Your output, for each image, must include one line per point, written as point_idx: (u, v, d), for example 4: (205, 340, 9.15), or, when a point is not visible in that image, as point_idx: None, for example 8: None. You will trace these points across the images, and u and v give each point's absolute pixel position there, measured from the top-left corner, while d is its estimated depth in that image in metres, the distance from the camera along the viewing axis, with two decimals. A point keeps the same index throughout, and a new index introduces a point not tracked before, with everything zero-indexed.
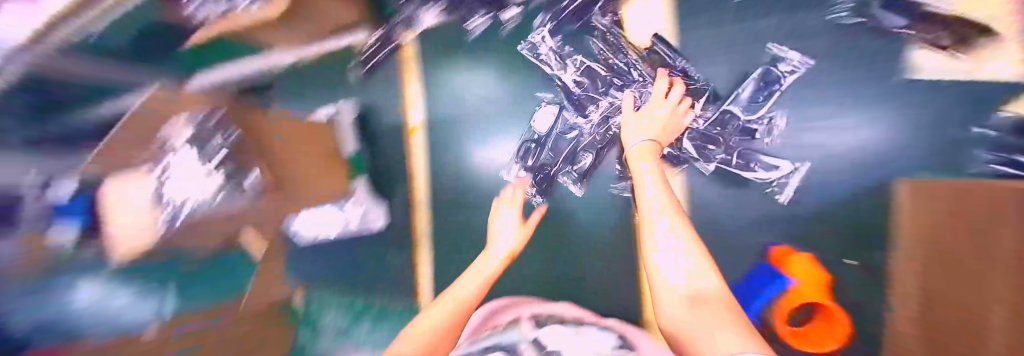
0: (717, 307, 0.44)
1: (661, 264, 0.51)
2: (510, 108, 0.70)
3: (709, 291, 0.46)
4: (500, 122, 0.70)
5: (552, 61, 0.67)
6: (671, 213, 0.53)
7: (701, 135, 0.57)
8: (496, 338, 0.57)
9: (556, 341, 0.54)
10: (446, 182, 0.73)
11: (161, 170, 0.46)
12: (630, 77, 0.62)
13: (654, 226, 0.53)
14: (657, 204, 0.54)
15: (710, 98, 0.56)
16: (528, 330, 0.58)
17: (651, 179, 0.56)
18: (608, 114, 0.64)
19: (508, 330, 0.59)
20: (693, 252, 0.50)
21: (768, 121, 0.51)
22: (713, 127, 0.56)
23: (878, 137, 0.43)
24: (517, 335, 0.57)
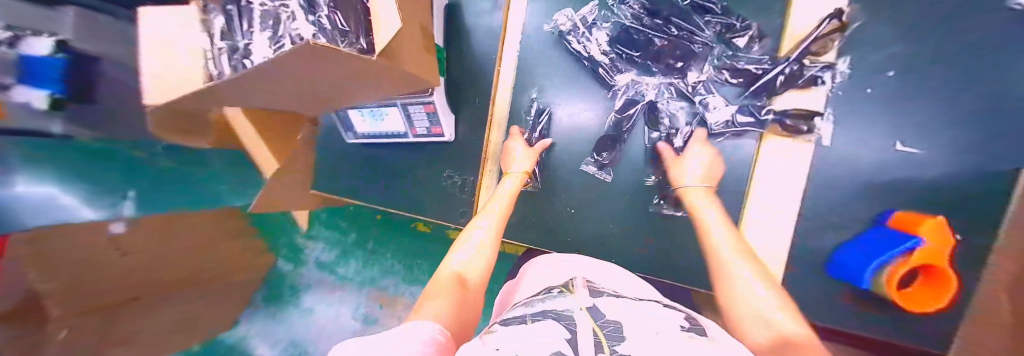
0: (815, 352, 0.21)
1: (729, 288, 0.32)
2: (577, 43, 0.54)
3: (794, 336, 0.24)
4: (567, 64, 0.56)
5: (581, 26, 0.54)
6: (744, 248, 0.35)
7: (761, 103, 0.46)
8: (543, 304, 0.26)
9: (610, 308, 0.24)
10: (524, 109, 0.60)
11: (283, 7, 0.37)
12: (690, 45, 0.48)
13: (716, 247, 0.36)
14: (714, 220, 0.40)
15: (766, 49, 0.45)
16: (586, 296, 0.28)
17: (712, 211, 0.41)
18: (645, 87, 0.52)
19: (561, 295, 0.29)
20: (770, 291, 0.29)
21: (825, 68, 0.43)
22: (758, 85, 0.46)
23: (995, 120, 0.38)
24: (571, 300, 0.26)
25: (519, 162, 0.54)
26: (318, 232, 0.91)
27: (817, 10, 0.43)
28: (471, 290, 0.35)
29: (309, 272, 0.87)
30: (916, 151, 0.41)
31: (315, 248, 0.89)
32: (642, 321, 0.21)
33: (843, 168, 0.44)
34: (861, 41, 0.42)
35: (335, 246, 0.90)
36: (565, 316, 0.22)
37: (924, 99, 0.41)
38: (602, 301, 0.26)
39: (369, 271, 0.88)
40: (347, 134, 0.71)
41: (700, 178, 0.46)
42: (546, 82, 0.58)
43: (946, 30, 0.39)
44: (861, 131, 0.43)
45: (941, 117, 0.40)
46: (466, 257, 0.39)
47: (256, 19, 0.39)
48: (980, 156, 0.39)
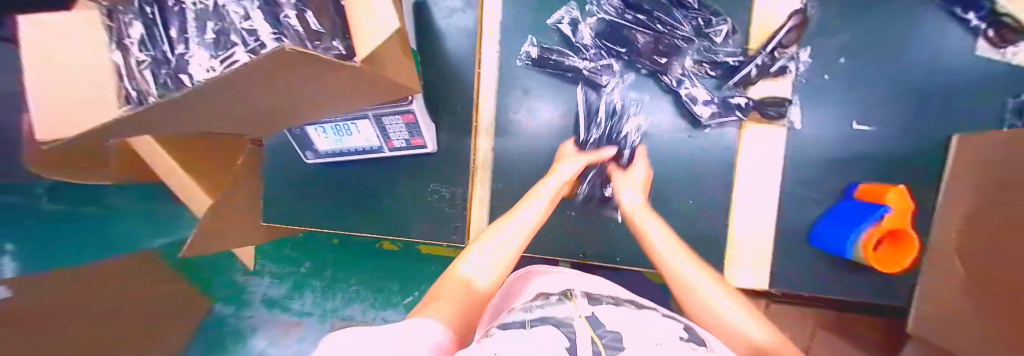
0: None
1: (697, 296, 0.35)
2: (560, 45, 0.54)
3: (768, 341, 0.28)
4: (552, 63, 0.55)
5: (564, 26, 0.53)
6: (690, 256, 0.40)
7: (739, 93, 0.49)
8: (543, 310, 0.26)
9: (612, 316, 0.26)
10: (510, 112, 0.57)
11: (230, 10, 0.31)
12: (672, 41, 0.49)
13: (676, 263, 0.38)
14: (658, 230, 0.43)
15: (740, 43, 0.48)
16: (584, 304, 0.28)
17: (655, 219, 0.44)
18: (631, 83, 0.53)
19: (559, 301, 0.29)
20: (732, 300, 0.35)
21: (791, 59, 0.47)
22: (731, 76, 0.49)
23: (917, 98, 0.46)
24: (571, 308, 0.27)
25: (570, 164, 0.50)
26: (263, 265, 0.80)
27: (777, 10, 0.47)
28: (475, 306, 0.30)
29: (256, 313, 0.76)
30: (867, 128, 0.47)
31: (261, 285, 0.78)
32: (641, 330, 0.23)
33: (811, 149, 0.49)
34: (817, 33, 0.47)
35: (286, 278, 0.80)
36: (567, 326, 0.23)
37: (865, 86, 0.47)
38: (602, 310, 0.27)
39: (331, 301, 0.78)
40: (307, 154, 0.62)
41: (638, 192, 0.48)
42: (531, 83, 0.56)
43: (877, 24, 0.46)
44: (822, 114, 0.48)
45: (876, 100, 0.47)
46: (478, 261, 0.36)
47: (190, 23, 0.32)
48: (907, 128, 0.47)
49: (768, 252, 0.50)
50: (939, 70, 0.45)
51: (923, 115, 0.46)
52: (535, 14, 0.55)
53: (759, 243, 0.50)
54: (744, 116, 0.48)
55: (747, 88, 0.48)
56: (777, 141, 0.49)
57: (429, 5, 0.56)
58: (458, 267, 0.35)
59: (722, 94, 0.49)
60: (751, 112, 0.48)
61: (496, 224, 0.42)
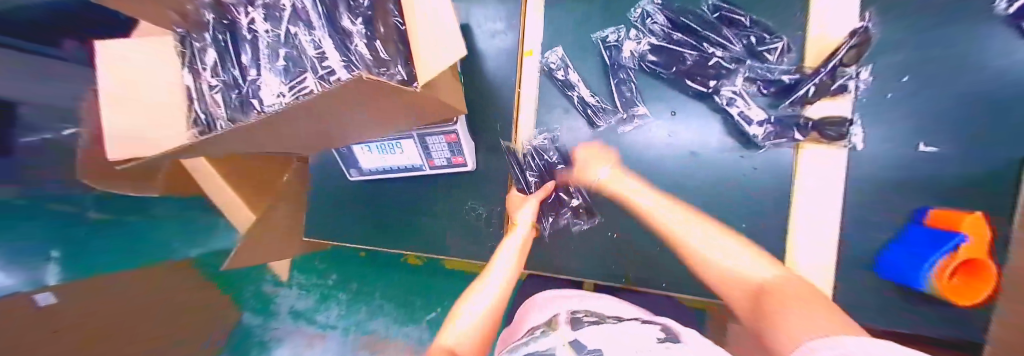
0: (781, 289, 0.32)
1: (707, 246, 0.42)
2: (602, 64, 0.54)
3: (766, 279, 0.35)
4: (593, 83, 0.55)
5: (606, 46, 0.54)
6: (683, 209, 0.47)
7: (796, 111, 0.47)
8: (529, 347, 0.26)
9: (594, 336, 0.25)
10: (551, 130, 0.57)
11: (309, 43, 0.32)
12: (718, 60, 0.49)
13: (689, 234, 0.44)
14: (649, 197, 0.49)
15: (794, 60, 0.47)
16: (568, 329, 0.28)
17: (645, 188, 0.51)
18: (676, 101, 0.52)
19: (545, 334, 0.29)
20: (756, 261, 0.39)
21: (851, 77, 0.45)
22: (785, 94, 0.48)
23: (1012, 116, 0.41)
24: (556, 337, 0.27)
25: (523, 212, 0.51)
26: (293, 276, 0.83)
27: (835, 27, 0.45)
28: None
29: (281, 325, 0.80)
30: (943, 149, 0.43)
31: (288, 297, 0.82)
32: (620, 341, 0.23)
33: (878, 172, 0.46)
34: (879, 50, 0.45)
35: (313, 290, 0.83)
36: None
37: (941, 105, 0.43)
38: (585, 331, 0.27)
39: (355, 315, 0.80)
40: (350, 171, 0.63)
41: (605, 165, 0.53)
42: (571, 102, 0.56)
43: (958, 37, 0.42)
44: (890, 135, 0.45)
45: (957, 122, 0.43)
46: (463, 326, 0.36)
47: (262, 50, 0.34)
48: (1003, 150, 0.41)
49: (829, 279, 0.47)
50: None
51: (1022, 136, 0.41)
52: (578, 33, 0.55)
53: (818, 269, 0.48)
54: (802, 136, 0.46)
55: (806, 105, 0.46)
56: (835, 161, 0.46)
57: (472, 27, 0.57)
58: (444, 335, 0.36)
59: (777, 112, 0.48)
60: (807, 131, 0.46)
61: (468, 291, 0.42)
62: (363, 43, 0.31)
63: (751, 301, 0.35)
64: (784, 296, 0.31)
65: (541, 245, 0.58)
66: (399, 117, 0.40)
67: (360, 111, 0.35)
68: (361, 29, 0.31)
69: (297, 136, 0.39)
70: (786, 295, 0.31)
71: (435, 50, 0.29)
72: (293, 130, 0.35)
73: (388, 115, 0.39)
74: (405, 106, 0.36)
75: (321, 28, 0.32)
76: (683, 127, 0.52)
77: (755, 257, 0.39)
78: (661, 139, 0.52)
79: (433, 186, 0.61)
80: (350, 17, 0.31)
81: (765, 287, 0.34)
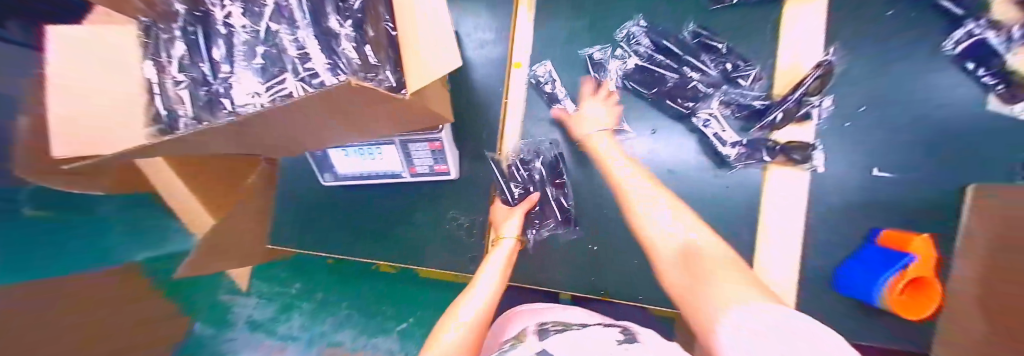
0: (707, 262, 0.27)
1: (654, 211, 0.35)
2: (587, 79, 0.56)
3: (696, 246, 0.30)
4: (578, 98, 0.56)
5: (592, 62, 0.55)
6: (649, 178, 0.41)
7: (762, 135, 0.50)
8: None
9: (560, 343, 0.27)
10: (537, 141, 0.58)
11: (289, 42, 0.31)
12: (696, 83, 0.52)
13: (637, 200, 0.37)
14: (617, 161, 0.45)
15: (764, 87, 0.51)
16: (535, 341, 0.29)
17: (613, 153, 0.48)
18: (655, 120, 0.54)
19: (512, 347, 0.30)
20: (676, 223, 0.33)
21: (814, 106, 0.49)
22: (757, 117, 0.50)
23: (946, 147, 0.46)
24: (523, 348, 0.28)
25: (510, 225, 0.50)
26: (252, 285, 0.76)
27: (803, 59, 0.49)
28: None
29: (240, 336, 0.69)
30: (891, 175, 0.47)
31: (246, 305, 0.73)
32: (583, 346, 0.25)
33: (837, 194, 0.49)
34: (838, 82, 0.49)
35: (274, 299, 0.76)
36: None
37: (886, 136, 0.48)
38: (551, 341, 0.28)
39: (321, 325, 0.74)
40: (324, 176, 0.61)
41: (602, 122, 0.52)
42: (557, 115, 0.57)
43: (901, 76, 0.47)
44: (846, 160, 0.49)
45: (900, 151, 0.47)
46: (449, 339, 0.33)
47: (239, 46, 0.32)
48: (938, 178, 0.46)
49: (793, 294, 0.50)
50: (965, 121, 0.45)
51: (955, 166, 0.45)
52: (566, 49, 0.57)
53: (784, 284, 0.50)
54: (770, 159, 0.49)
55: (772, 129, 0.50)
56: (800, 183, 0.49)
57: (462, 36, 0.57)
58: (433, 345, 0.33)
59: (750, 134, 0.51)
60: (774, 155, 0.49)
61: (461, 298, 0.40)
62: (349, 48, 0.30)
63: (681, 273, 0.29)
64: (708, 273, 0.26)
65: (525, 256, 0.58)
66: (388, 125, 0.40)
67: (352, 115, 0.34)
68: (349, 33, 0.30)
69: (275, 135, 0.37)
70: (714, 269, 0.26)
71: (435, 49, 0.29)
72: (274, 129, 0.34)
73: (376, 122, 0.38)
74: (398, 115, 0.37)
75: (303, 27, 0.30)
76: (663, 144, 0.54)
77: (684, 218, 0.33)
78: (643, 154, 0.54)
79: (413, 194, 0.59)
80: (338, 20, 0.30)
81: (696, 255, 0.29)
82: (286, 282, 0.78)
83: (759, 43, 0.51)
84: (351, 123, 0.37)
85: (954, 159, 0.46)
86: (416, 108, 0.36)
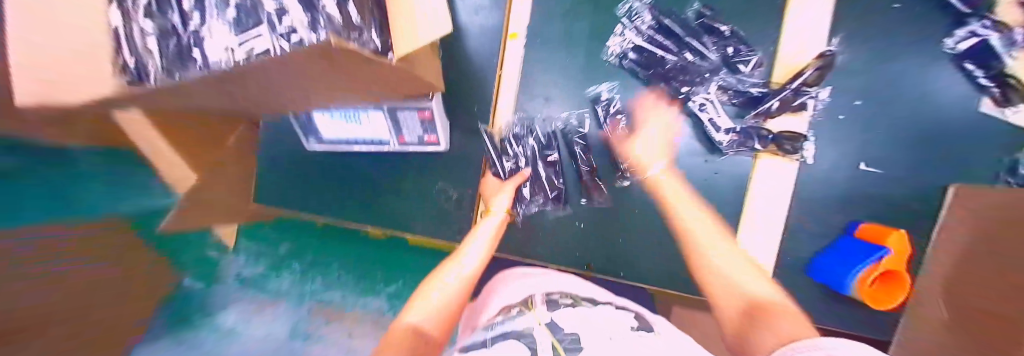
0: (779, 314, 0.31)
1: (724, 264, 0.39)
2: (584, 56, 0.54)
3: (769, 299, 0.33)
4: (572, 75, 0.55)
5: (591, 38, 0.53)
6: (718, 231, 0.43)
7: (756, 122, 0.49)
8: (507, 326, 0.30)
9: (568, 318, 0.30)
10: (530, 117, 0.57)
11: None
12: (695, 66, 0.51)
13: (709, 247, 0.41)
14: (675, 191, 0.47)
15: (764, 74, 0.49)
16: (544, 311, 0.32)
17: (682, 191, 0.48)
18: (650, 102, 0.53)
19: (521, 313, 0.32)
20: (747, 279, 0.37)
21: (812, 96, 0.47)
22: (754, 105, 0.49)
23: (935, 145, 0.46)
24: (532, 317, 0.31)
25: (500, 201, 0.52)
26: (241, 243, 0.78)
27: (809, 47, 0.47)
28: (426, 348, 0.32)
29: (226, 289, 0.71)
30: (876, 170, 0.48)
31: (234, 262, 0.75)
32: (594, 322, 0.29)
33: (821, 185, 0.50)
34: (840, 73, 0.48)
35: (262, 259, 0.78)
36: (528, 337, 0.27)
37: (879, 129, 0.47)
38: (560, 313, 0.31)
39: (311, 285, 0.75)
40: (307, 139, 0.61)
41: (662, 159, 0.49)
42: (551, 91, 0.56)
43: (904, 70, 0.46)
44: (837, 152, 0.49)
45: (890, 146, 0.47)
46: (436, 302, 0.36)
47: None
48: (921, 175, 0.47)
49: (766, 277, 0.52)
50: (958, 120, 0.45)
51: (939, 164, 0.46)
52: (565, 20, 0.54)
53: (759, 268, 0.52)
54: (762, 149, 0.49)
55: (768, 117, 0.49)
56: (787, 173, 0.50)
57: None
58: (410, 312, 0.36)
59: (744, 121, 0.50)
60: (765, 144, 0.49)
61: (444, 266, 0.42)
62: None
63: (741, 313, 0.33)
64: (795, 323, 0.28)
65: (513, 230, 0.59)
66: (370, 92, 0.40)
67: (340, 80, 0.34)
68: None
69: (267, 96, 0.37)
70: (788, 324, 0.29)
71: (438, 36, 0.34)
72: (251, 86, 0.33)
73: (355, 89, 0.38)
74: (383, 83, 0.37)
75: None
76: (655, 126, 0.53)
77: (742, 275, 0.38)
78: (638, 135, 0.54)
79: (403, 163, 0.59)
80: None
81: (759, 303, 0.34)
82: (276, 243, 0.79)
83: (765, 27, 0.49)
84: (331, 88, 0.36)
85: (959, 156, 0.46)
86: (401, 77, 0.36)
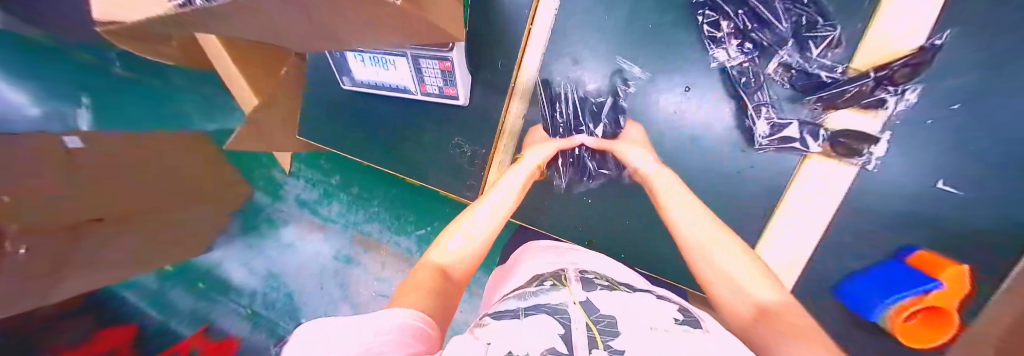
0: (786, 322, 0.22)
1: (710, 240, 0.30)
2: (625, 15, 0.48)
3: (771, 303, 0.24)
4: (609, 34, 0.49)
5: None
6: (711, 217, 0.34)
7: (816, 121, 0.43)
8: (539, 299, 0.26)
9: (606, 301, 0.25)
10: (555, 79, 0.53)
11: None
12: (753, 36, 0.44)
13: (695, 230, 0.32)
14: (666, 184, 0.41)
15: (841, 55, 0.40)
16: (579, 290, 0.27)
17: (666, 184, 0.42)
18: (693, 76, 0.47)
19: (554, 288, 0.28)
20: (756, 279, 0.26)
21: (896, 91, 0.39)
22: (817, 93, 0.42)
23: None
24: (566, 294, 0.27)
25: (533, 155, 0.51)
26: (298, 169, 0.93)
27: (924, 24, 0.36)
28: (450, 285, 0.32)
29: (288, 207, 0.91)
30: (959, 192, 0.38)
31: (294, 185, 0.92)
32: (635, 306, 0.24)
33: (877, 200, 0.42)
34: (959, 65, 0.36)
35: (317, 185, 0.92)
36: (562, 314, 0.23)
37: (990, 146, 0.37)
38: (597, 293, 0.26)
39: (354, 215, 0.90)
40: (344, 79, 0.63)
41: (642, 151, 0.48)
42: (583, 53, 0.51)
43: None
44: (913, 166, 0.40)
45: (997, 169, 0.37)
46: (456, 245, 0.36)
47: None
48: None
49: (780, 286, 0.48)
50: None
51: None
52: None
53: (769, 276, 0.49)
54: (811, 150, 0.43)
55: (824, 107, 0.42)
56: (836, 181, 0.43)
57: None
58: (433, 254, 0.36)
59: (792, 104, 0.44)
60: (810, 142, 0.43)
61: (467, 212, 0.42)
62: None
63: (749, 324, 0.24)
64: (797, 332, 0.20)
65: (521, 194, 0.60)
66: (386, 29, 0.38)
67: (350, 9, 0.32)
68: None
69: (288, 19, 0.36)
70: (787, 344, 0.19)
71: None
72: (271, 13, 0.33)
73: (363, 23, 0.36)
74: (380, 20, 0.35)
75: None
76: (698, 110, 0.48)
77: (744, 263, 0.28)
78: (671, 112, 0.49)
79: (424, 113, 0.60)
80: None
81: (773, 310, 0.23)
82: (327, 173, 0.92)
83: None
84: (335, 18, 0.35)
85: None
86: (408, 19, 0.34)
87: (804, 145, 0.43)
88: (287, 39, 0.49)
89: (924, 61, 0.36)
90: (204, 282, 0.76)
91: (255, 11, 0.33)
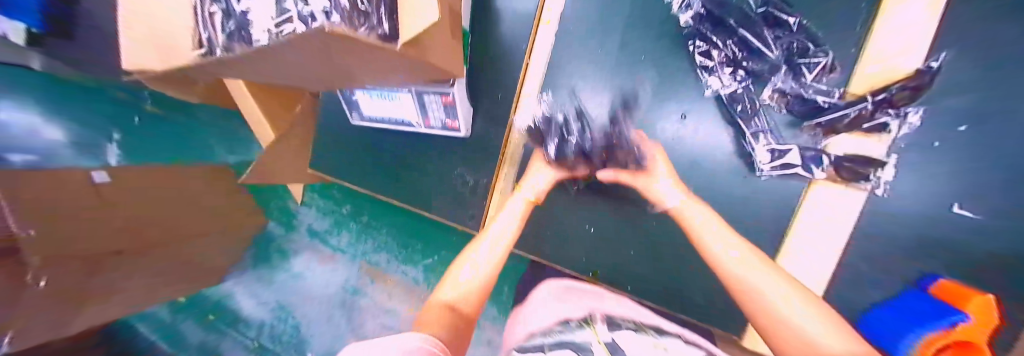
0: None
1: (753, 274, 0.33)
2: (618, 49, 0.50)
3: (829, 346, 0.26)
4: (604, 66, 0.51)
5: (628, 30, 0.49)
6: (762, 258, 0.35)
7: (819, 146, 0.42)
8: (564, 336, 0.27)
9: (631, 344, 0.25)
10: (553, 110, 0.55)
11: None
12: (746, 63, 0.45)
13: (741, 269, 0.34)
14: (700, 221, 0.40)
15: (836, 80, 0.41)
16: (604, 329, 0.28)
17: (705, 219, 0.40)
18: (688, 103, 0.48)
19: (580, 327, 0.29)
20: (814, 318, 0.28)
21: (897, 114, 0.38)
22: (818, 116, 0.42)
23: None
24: (591, 333, 0.27)
25: (535, 182, 0.52)
26: (309, 198, 0.97)
27: (917, 45, 0.36)
28: (459, 318, 0.34)
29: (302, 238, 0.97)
30: (978, 217, 0.37)
31: (308, 214, 0.97)
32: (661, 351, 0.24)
33: (890, 224, 0.41)
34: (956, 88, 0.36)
35: (328, 215, 0.95)
36: (587, 353, 0.24)
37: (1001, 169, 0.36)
38: (622, 333, 0.27)
39: (362, 244, 0.91)
40: (353, 114, 0.66)
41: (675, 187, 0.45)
42: (579, 85, 0.53)
43: None
44: (923, 189, 0.39)
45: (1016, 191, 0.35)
46: (464, 280, 0.40)
47: None
48: None
49: None
50: None
51: None
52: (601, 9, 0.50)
53: None
54: (817, 175, 0.42)
55: (826, 131, 0.42)
56: (844, 208, 0.42)
57: None
58: (442, 291, 0.39)
59: (793, 128, 0.44)
60: (812, 168, 0.43)
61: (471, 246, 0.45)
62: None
63: None
64: None
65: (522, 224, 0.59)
66: (392, 70, 0.40)
67: (358, 57, 0.35)
68: None
69: (304, 66, 0.39)
70: None
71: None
72: (289, 63, 0.37)
73: (371, 67, 0.39)
74: (385, 64, 0.37)
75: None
76: (695, 137, 0.48)
77: (799, 302, 0.29)
78: (670, 139, 0.50)
79: (428, 145, 0.62)
80: None
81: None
82: (338, 203, 0.94)
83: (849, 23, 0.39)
84: (345, 63, 0.38)
85: None
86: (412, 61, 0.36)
87: (808, 171, 0.43)
88: (306, 81, 0.52)
89: (923, 81, 0.36)
90: (215, 313, 0.89)
91: (271, 61, 0.36)
